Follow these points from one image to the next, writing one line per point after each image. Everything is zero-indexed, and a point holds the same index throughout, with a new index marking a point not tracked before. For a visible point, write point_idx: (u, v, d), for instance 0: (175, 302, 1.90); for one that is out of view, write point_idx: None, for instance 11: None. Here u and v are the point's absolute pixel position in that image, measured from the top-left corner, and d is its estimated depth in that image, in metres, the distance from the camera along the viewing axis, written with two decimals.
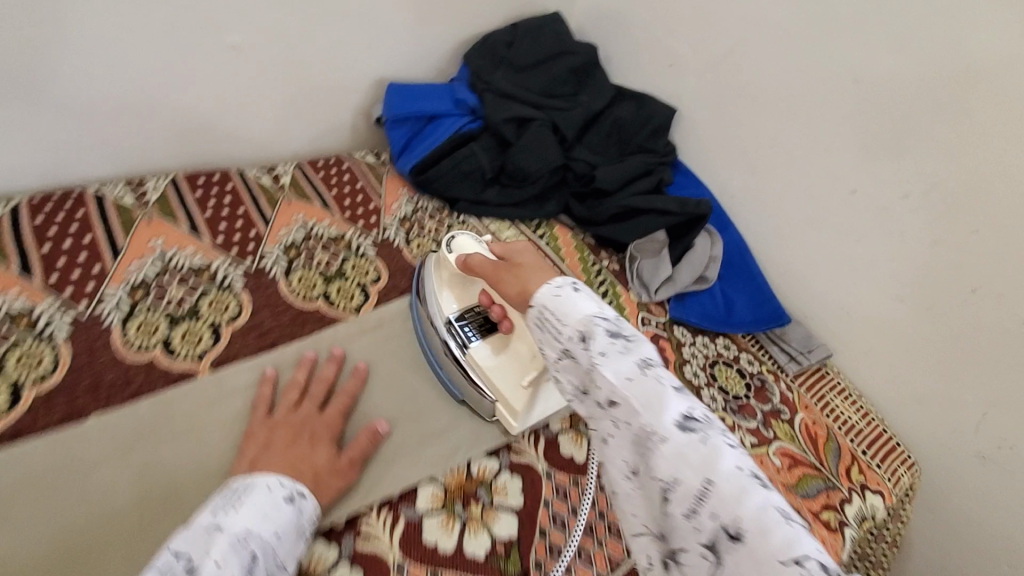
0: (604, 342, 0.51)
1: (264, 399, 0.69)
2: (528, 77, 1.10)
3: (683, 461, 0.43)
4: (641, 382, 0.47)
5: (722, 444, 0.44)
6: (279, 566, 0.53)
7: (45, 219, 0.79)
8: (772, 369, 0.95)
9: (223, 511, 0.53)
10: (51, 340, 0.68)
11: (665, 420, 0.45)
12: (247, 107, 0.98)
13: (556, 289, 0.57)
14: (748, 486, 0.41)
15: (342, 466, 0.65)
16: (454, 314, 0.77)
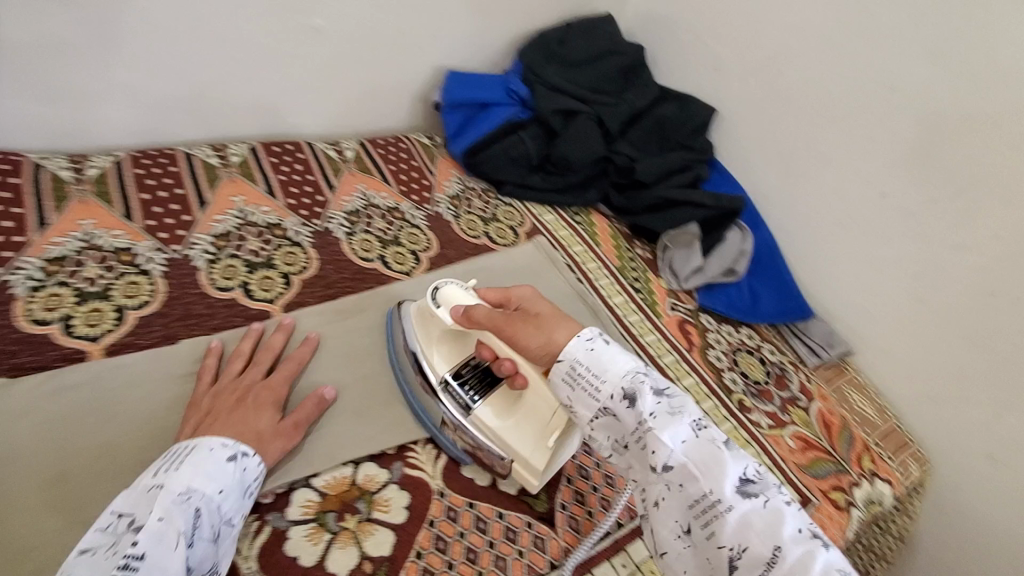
0: (652, 405, 0.55)
1: (209, 367, 0.70)
2: (577, 72, 1.17)
3: (749, 528, 0.48)
4: (699, 446, 0.53)
5: (780, 503, 0.49)
6: (225, 521, 0.54)
7: (145, 170, 0.90)
8: (793, 361, 1.01)
9: (165, 472, 0.54)
10: (149, 274, 0.77)
11: (726, 486, 0.50)
12: (321, 85, 1.07)
13: (589, 344, 0.60)
14: (806, 543, 0.47)
15: (286, 430, 0.64)
16: (448, 373, 0.73)
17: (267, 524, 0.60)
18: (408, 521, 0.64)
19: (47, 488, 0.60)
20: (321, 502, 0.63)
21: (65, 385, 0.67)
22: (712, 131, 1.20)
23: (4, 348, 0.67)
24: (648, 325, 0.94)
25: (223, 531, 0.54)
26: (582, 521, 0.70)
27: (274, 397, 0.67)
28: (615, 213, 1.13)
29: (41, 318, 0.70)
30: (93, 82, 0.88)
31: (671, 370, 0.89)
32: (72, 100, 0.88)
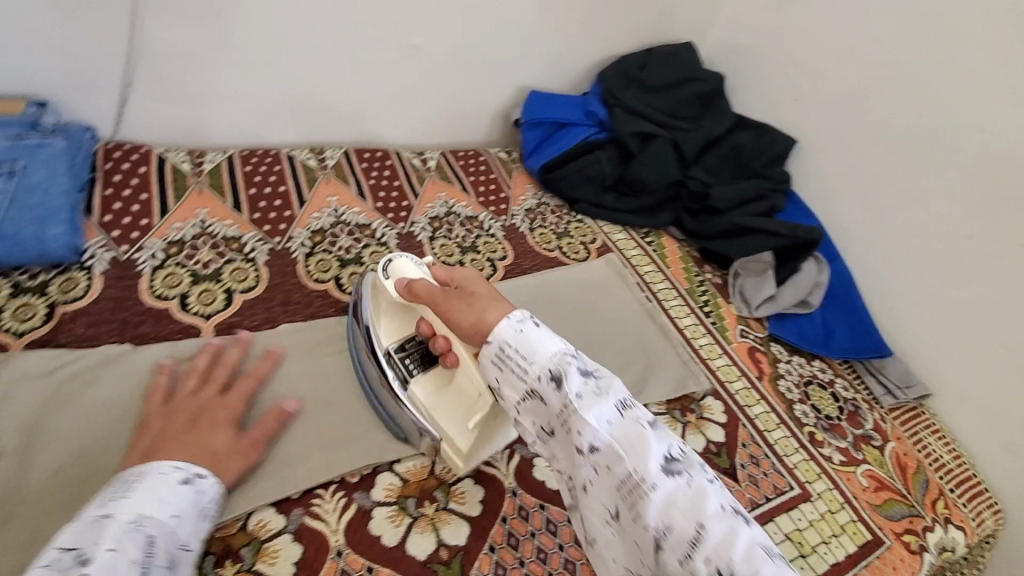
0: (578, 382, 0.49)
1: (159, 388, 0.64)
2: (655, 97, 1.20)
3: (674, 509, 0.43)
4: (623, 427, 0.47)
5: (704, 482, 0.45)
6: (181, 546, 0.49)
7: (253, 167, 0.98)
8: (868, 399, 0.98)
9: (112, 500, 0.48)
10: (254, 262, 0.84)
11: (651, 464, 0.45)
12: (413, 98, 1.14)
13: (518, 322, 0.53)
14: (734, 525, 0.42)
15: (242, 448, 0.60)
16: (391, 346, 0.70)
17: (354, 501, 0.63)
18: (482, 515, 0.65)
19: None
20: (402, 487, 0.66)
21: (180, 355, 0.70)
22: (789, 162, 1.20)
23: (130, 318, 0.73)
24: (716, 350, 0.94)
25: (178, 558, 0.49)
26: None
27: (229, 417, 0.62)
28: (686, 237, 1.14)
29: (163, 294, 0.76)
30: (215, 87, 0.98)
31: (741, 397, 0.88)
32: (194, 103, 0.98)
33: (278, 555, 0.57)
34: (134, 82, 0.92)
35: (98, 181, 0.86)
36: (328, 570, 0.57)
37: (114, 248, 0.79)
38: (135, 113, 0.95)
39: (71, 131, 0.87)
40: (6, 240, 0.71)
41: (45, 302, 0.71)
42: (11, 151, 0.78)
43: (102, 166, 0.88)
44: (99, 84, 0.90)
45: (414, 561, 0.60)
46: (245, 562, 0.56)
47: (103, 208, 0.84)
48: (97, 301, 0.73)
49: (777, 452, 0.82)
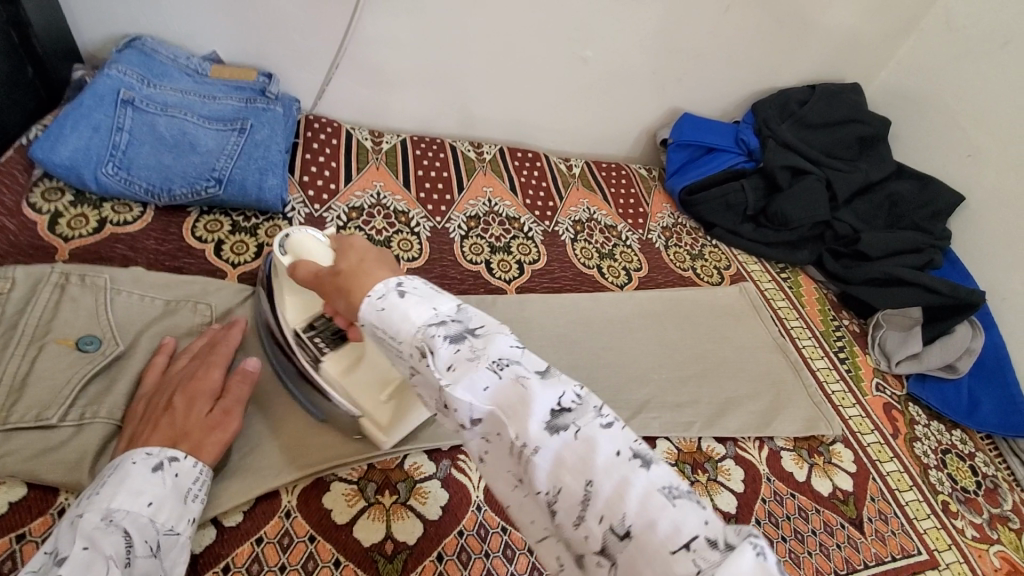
0: (447, 351, 0.39)
1: (156, 367, 0.63)
2: (812, 134, 1.17)
3: (562, 468, 0.35)
4: (498, 390, 0.38)
5: (597, 426, 0.36)
6: (166, 531, 0.49)
7: (422, 152, 1.08)
8: (1008, 479, 0.91)
9: (86, 499, 0.49)
10: (419, 237, 0.93)
11: (532, 428, 0.36)
12: (569, 107, 1.21)
13: (380, 301, 0.43)
14: (625, 473, 0.34)
15: (217, 420, 0.59)
16: (299, 326, 0.64)
17: None
18: None
19: None
20: None
21: None
22: (950, 219, 1.13)
23: None
24: (849, 398, 0.91)
25: (166, 542, 0.49)
26: None
27: (206, 389, 0.60)
28: (825, 278, 1.10)
29: None
30: (404, 77, 1.09)
31: (872, 450, 0.84)
32: (382, 88, 1.10)
33: (428, 496, 0.62)
34: (340, 64, 1.05)
35: (300, 146, 0.99)
36: (469, 521, 0.61)
37: (309, 206, 0.90)
38: (334, 91, 1.08)
39: (285, 100, 1.01)
40: (233, 183, 0.84)
41: (254, 242, 0.83)
42: (242, 111, 0.93)
43: (303, 134, 1.01)
44: (312, 63, 1.04)
45: None
46: (400, 495, 0.62)
47: (302, 168, 0.96)
48: None
49: (907, 514, 0.78)
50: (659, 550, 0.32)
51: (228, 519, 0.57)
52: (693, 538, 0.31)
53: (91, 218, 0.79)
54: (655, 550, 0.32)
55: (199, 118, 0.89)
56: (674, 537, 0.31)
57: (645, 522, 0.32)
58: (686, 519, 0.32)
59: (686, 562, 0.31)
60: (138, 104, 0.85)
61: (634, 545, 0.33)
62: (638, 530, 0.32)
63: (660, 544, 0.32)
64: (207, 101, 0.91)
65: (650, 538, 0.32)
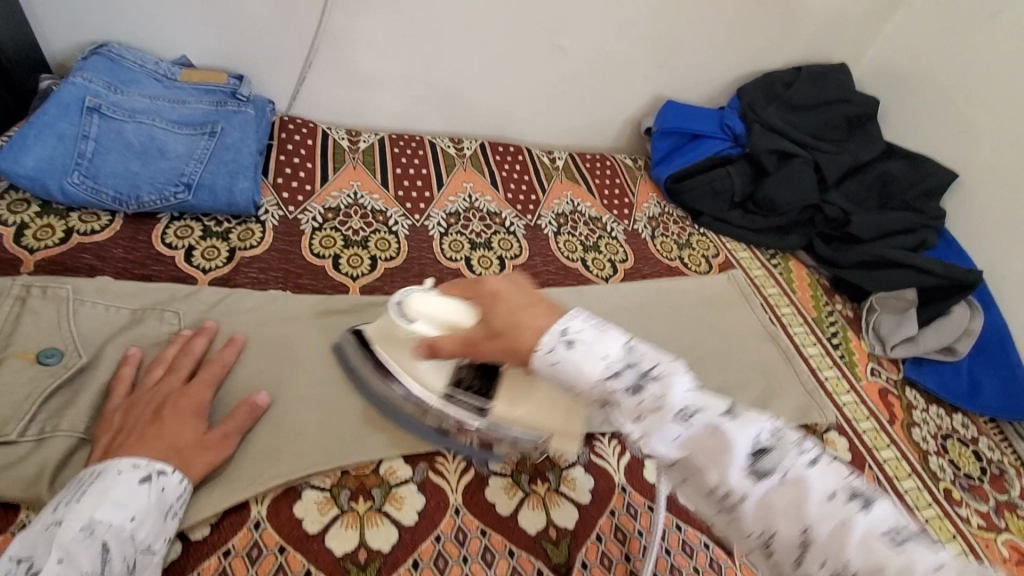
0: (632, 403, 0.43)
1: (125, 379, 0.61)
2: (799, 116, 1.14)
3: (770, 513, 0.39)
4: (692, 437, 0.41)
5: (801, 466, 0.39)
6: (142, 549, 0.48)
7: (400, 150, 1.06)
8: (1014, 464, 0.88)
9: (65, 506, 0.47)
10: (397, 235, 0.91)
11: (735, 474, 0.39)
12: (551, 99, 1.18)
13: (549, 352, 0.45)
14: (844, 519, 0.37)
15: (212, 442, 0.58)
16: (447, 388, 0.62)
17: (472, 466, 0.65)
18: (592, 503, 0.65)
19: (305, 380, 0.68)
20: (517, 462, 0.66)
21: (332, 309, 0.76)
22: (945, 197, 1.10)
23: (293, 269, 0.81)
24: (844, 385, 0.88)
25: (141, 561, 0.48)
26: None
27: (194, 405, 0.59)
28: (816, 263, 1.08)
29: (320, 253, 0.84)
30: (380, 75, 1.07)
31: (868, 438, 0.82)
32: (359, 87, 1.08)
33: (404, 501, 0.60)
34: (313, 64, 1.03)
35: (274, 148, 0.97)
36: (447, 525, 0.59)
37: (283, 208, 0.88)
38: (309, 91, 1.06)
39: (258, 102, 0.99)
40: (204, 188, 0.83)
41: (226, 247, 0.81)
42: (212, 115, 0.91)
43: (278, 135, 0.99)
44: (285, 63, 1.02)
45: (525, 534, 0.61)
46: (375, 502, 0.60)
47: (277, 171, 0.94)
48: (267, 250, 0.82)
49: (907, 503, 0.76)
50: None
51: (195, 533, 0.55)
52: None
53: (57, 228, 0.77)
54: None
55: (168, 123, 0.87)
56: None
57: (874, 568, 0.35)
58: (920, 563, 0.35)
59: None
60: (105, 111, 0.84)
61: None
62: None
63: None
64: (176, 106, 0.89)
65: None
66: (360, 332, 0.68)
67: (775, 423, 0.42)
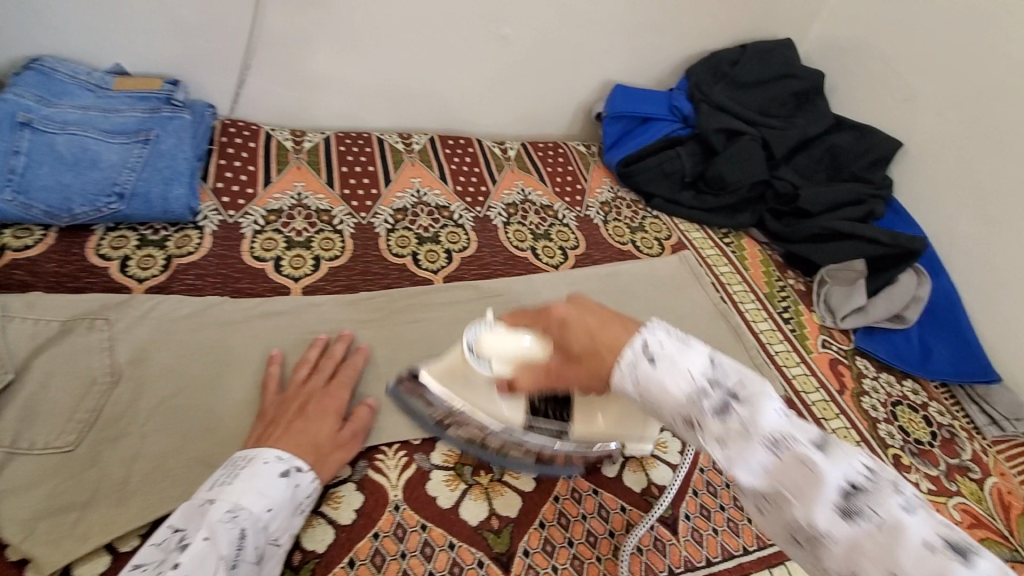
0: (716, 424, 0.41)
1: (274, 377, 0.67)
2: (746, 94, 1.14)
3: (855, 553, 0.35)
4: (778, 466, 0.38)
5: (898, 511, 0.35)
6: (271, 541, 0.52)
7: (346, 147, 1.04)
8: (967, 427, 0.87)
9: (219, 485, 0.52)
10: (341, 234, 0.89)
11: (820, 509, 0.36)
12: (499, 90, 1.18)
13: (632, 370, 0.45)
14: (943, 571, 0.32)
15: (344, 441, 0.62)
16: (525, 421, 0.60)
17: (413, 461, 0.65)
18: (535, 491, 0.65)
19: (243, 386, 0.67)
20: (460, 454, 0.67)
21: (270, 311, 0.75)
22: (894, 167, 1.11)
23: (231, 274, 0.80)
24: (794, 357, 0.89)
25: (267, 551, 0.52)
26: (706, 536, 0.65)
27: (335, 407, 0.64)
28: (768, 239, 1.08)
29: (260, 256, 0.83)
30: (323, 74, 1.06)
31: (817, 409, 0.83)
32: (303, 87, 1.07)
33: (342, 500, 0.60)
34: (252, 65, 1.01)
35: (214, 152, 0.95)
36: (385, 522, 0.59)
37: (222, 212, 0.87)
38: (251, 93, 1.05)
39: (196, 107, 0.97)
40: (138, 197, 0.81)
41: (162, 255, 0.80)
42: (147, 122, 0.88)
43: (218, 139, 0.98)
44: (223, 65, 1.00)
45: (466, 525, 0.61)
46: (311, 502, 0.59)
47: (217, 175, 0.92)
48: (204, 257, 0.81)
49: None
50: None
51: (125, 544, 0.55)
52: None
53: None
54: None
55: (100, 133, 0.85)
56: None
57: None
58: None
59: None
60: (37, 125, 0.81)
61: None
62: None
63: None
64: (109, 116, 0.87)
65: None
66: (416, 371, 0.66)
67: (873, 463, 0.38)
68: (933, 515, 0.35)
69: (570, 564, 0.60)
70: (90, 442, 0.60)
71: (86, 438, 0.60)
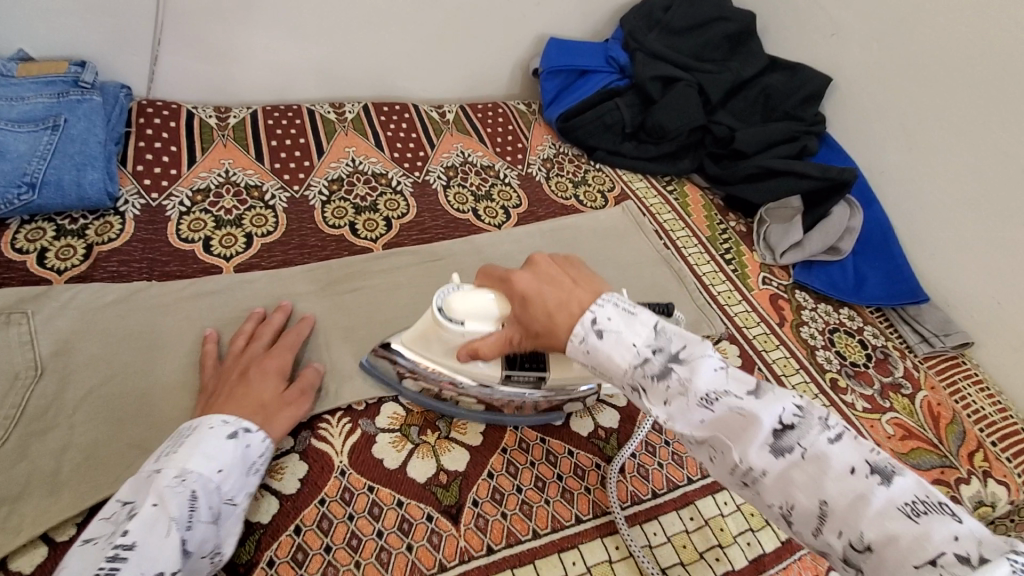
0: (660, 387, 0.46)
1: (211, 353, 0.65)
2: (680, 40, 1.14)
3: (790, 484, 0.41)
4: (718, 418, 0.44)
5: (823, 443, 0.41)
6: (225, 500, 0.51)
7: (274, 121, 1.01)
8: (899, 347, 0.90)
9: (164, 456, 0.51)
10: (273, 209, 0.87)
11: (757, 451, 0.42)
12: (432, 52, 1.15)
13: (583, 343, 0.50)
14: (863, 491, 0.39)
15: (291, 399, 0.61)
16: (503, 373, 0.63)
17: (358, 427, 0.65)
18: (482, 445, 0.66)
19: (178, 368, 0.66)
20: (405, 415, 0.67)
21: (200, 291, 0.73)
22: (826, 103, 1.12)
23: (158, 258, 0.77)
24: (736, 296, 0.91)
25: (224, 511, 0.51)
26: (651, 471, 0.66)
27: (279, 369, 0.63)
28: (709, 184, 1.09)
29: (188, 237, 0.80)
30: (243, 45, 1.01)
31: (758, 342, 0.85)
32: (223, 61, 1.02)
33: (285, 471, 0.59)
34: (164, 40, 0.96)
35: (132, 135, 0.91)
36: (332, 488, 0.59)
37: (145, 196, 0.84)
38: (167, 72, 1.00)
39: (109, 90, 0.92)
40: (51, 186, 0.77)
41: (82, 244, 0.77)
42: (55, 107, 0.83)
43: (136, 121, 0.93)
44: (132, 43, 0.94)
45: (414, 483, 0.61)
46: None
47: (136, 158, 0.88)
48: (128, 242, 0.78)
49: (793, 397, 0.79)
50: (904, 563, 0.36)
51: (61, 534, 0.54)
52: (941, 554, 0.36)
53: None
54: (902, 563, 0.37)
55: (4, 122, 0.79)
56: (921, 550, 0.36)
57: (886, 536, 0.37)
58: (937, 532, 0.36)
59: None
60: None
61: (876, 557, 0.38)
62: (880, 543, 0.38)
63: (906, 554, 0.36)
64: (13, 103, 0.81)
65: (892, 551, 0.37)
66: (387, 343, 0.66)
67: (801, 402, 0.44)
68: (858, 441, 0.42)
69: (518, 510, 0.61)
70: (17, 437, 0.58)
71: (13, 434, 0.58)
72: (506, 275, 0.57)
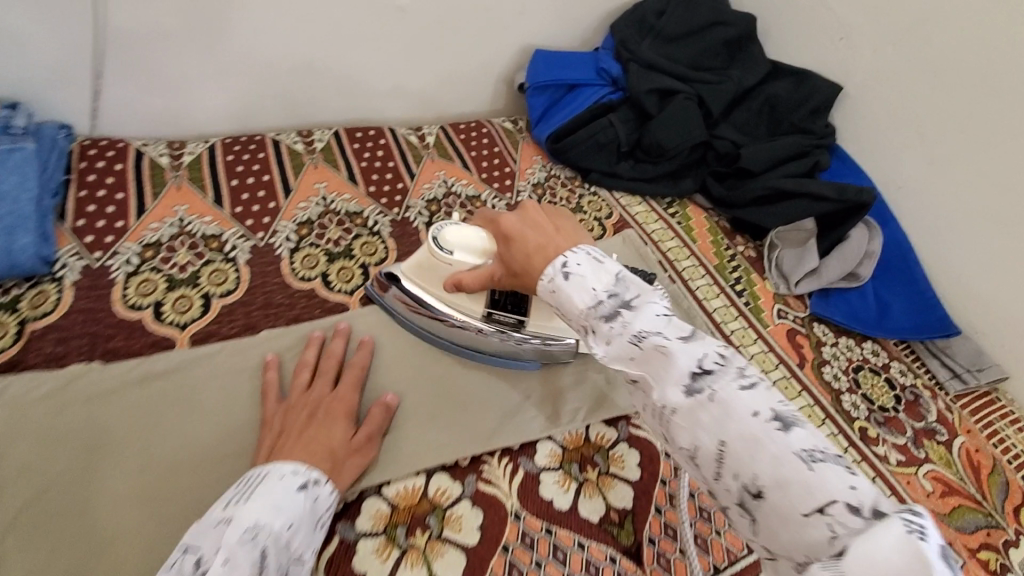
0: (605, 327, 0.43)
1: (273, 384, 0.64)
2: (676, 48, 1.05)
3: (695, 425, 0.37)
4: (643, 356, 0.40)
5: (734, 389, 0.37)
6: (292, 558, 0.47)
7: (235, 155, 0.91)
8: (929, 385, 0.83)
9: (234, 503, 0.48)
10: (235, 262, 0.77)
11: (672, 390, 0.39)
12: (406, 69, 1.05)
13: (550, 283, 0.47)
14: (761, 436, 0.35)
15: (359, 445, 0.59)
16: (486, 307, 0.71)
17: (336, 534, 0.56)
18: (480, 543, 0.57)
19: (125, 470, 0.57)
20: (391, 513, 0.58)
21: (149, 373, 0.64)
22: (834, 112, 1.04)
23: (102, 332, 0.68)
24: (751, 334, 0.84)
25: (291, 570, 0.48)
26: (674, 560, 0.59)
27: (347, 408, 0.61)
28: (713, 205, 1.02)
29: (137, 303, 0.71)
30: (194, 72, 0.91)
31: (779, 388, 0.78)
32: (173, 90, 0.92)
33: None
34: (104, 73, 0.86)
35: (73, 183, 0.81)
36: None
37: (86, 256, 0.74)
38: (112, 107, 0.90)
39: (44, 132, 0.82)
40: None
41: (13, 320, 0.67)
42: None
43: (77, 166, 0.83)
44: (67, 78, 0.84)
45: None
46: None
47: (77, 211, 0.78)
48: (67, 315, 0.68)
49: None
50: (792, 512, 0.33)
51: None
52: (831, 502, 0.32)
53: None
54: (790, 509, 0.33)
55: None
56: (811, 498, 0.32)
57: (778, 481, 0.34)
58: (828, 481, 0.33)
59: (821, 525, 0.32)
60: None
61: (767, 504, 0.34)
62: (773, 489, 0.34)
63: (795, 502, 0.33)
64: None
65: (782, 497, 0.33)
66: (392, 273, 0.74)
67: (726, 350, 0.40)
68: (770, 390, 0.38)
69: None
70: None
71: None
72: (496, 216, 0.57)
